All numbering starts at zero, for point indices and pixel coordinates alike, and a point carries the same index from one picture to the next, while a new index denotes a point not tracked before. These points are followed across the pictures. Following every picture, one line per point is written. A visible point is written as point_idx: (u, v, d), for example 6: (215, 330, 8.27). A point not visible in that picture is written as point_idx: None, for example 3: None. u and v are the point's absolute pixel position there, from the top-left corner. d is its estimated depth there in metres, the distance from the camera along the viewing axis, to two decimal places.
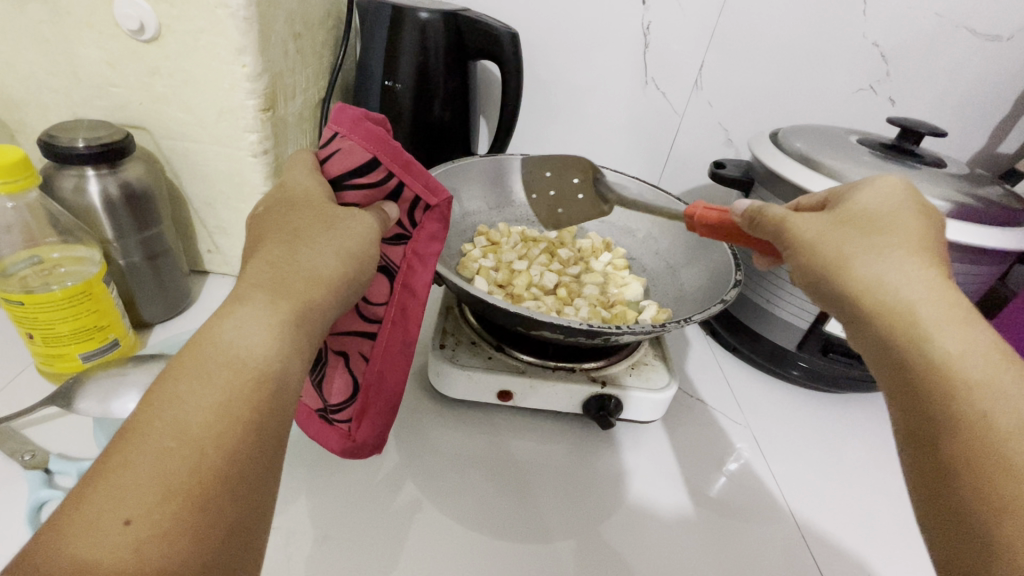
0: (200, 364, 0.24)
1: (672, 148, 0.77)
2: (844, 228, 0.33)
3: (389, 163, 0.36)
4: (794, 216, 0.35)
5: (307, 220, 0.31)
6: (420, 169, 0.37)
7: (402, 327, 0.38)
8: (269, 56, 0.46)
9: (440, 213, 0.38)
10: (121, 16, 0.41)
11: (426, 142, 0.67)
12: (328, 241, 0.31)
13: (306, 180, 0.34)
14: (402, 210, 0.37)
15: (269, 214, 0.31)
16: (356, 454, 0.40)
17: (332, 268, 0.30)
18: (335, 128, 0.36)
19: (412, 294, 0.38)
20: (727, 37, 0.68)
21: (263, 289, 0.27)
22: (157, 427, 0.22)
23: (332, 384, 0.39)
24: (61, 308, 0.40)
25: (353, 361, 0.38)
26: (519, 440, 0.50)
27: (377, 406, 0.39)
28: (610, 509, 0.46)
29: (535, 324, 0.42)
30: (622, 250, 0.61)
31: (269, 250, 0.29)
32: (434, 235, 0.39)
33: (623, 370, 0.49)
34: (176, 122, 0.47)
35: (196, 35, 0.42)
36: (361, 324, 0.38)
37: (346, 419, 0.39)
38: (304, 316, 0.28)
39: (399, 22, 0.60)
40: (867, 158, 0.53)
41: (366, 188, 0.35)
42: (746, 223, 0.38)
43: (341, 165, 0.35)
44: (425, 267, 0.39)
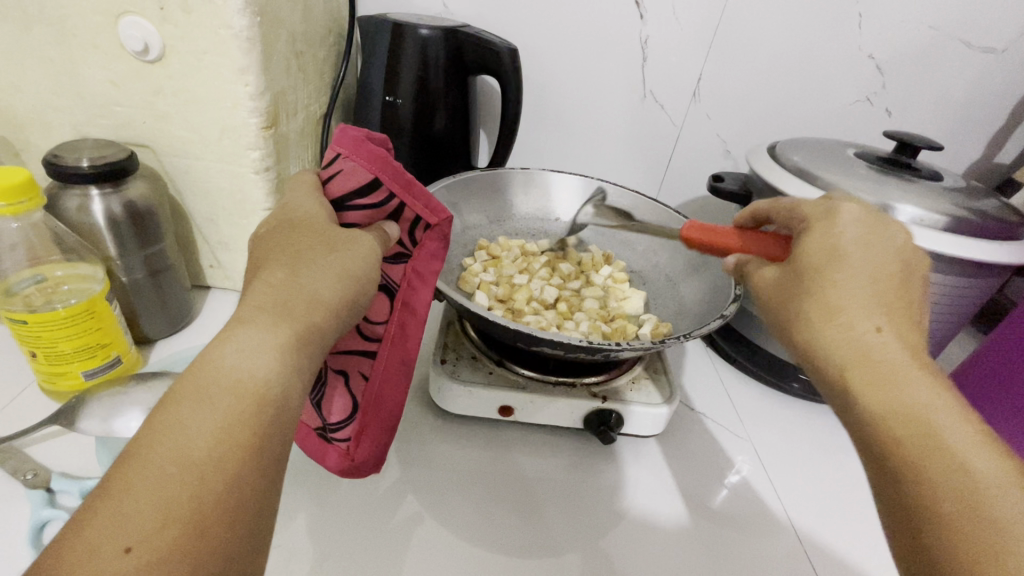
0: (201, 389, 0.25)
1: (670, 160, 0.78)
2: (790, 288, 0.34)
3: (391, 183, 0.36)
4: (760, 275, 0.37)
5: (313, 241, 0.31)
6: (421, 190, 0.38)
7: (402, 345, 0.39)
8: (272, 74, 0.46)
9: (440, 232, 0.39)
10: (125, 37, 0.42)
11: (426, 156, 0.68)
12: (329, 262, 0.31)
13: (307, 202, 0.34)
14: (403, 230, 0.38)
15: (271, 235, 0.32)
16: (354, 472, 0.40)
17: (334, 291, 0.30)
18: (337, 149, 0.37)
19: (412, 312, 0.39)
20: (725, 50, 0.69)
21: (265, 312, 0.28)
22: (158, 453, 0.23)
23: (331, 403, 0.39)
24: (64, 326, 0.40)
25: (353, 379, 0.38)
26: (520, 455, 0.50)
27: (377, 424, 0.39)
28: (611, 526, 0.45)
29: (536, 341, 0.42)
30: (622, 263, 0.61)
31: (272, 273, 0.30)
32: (435, 253, 0.39)
33: (623, 385, 0.49)
34: (179, 140, 0.48)
35: (199, 56, 0.43)
36: (361, 342, 0.38)
37: (344, 438, 0.39)
38: (305, 339, 0.28)
39: (400, 38, 0.60)
40: (864, 171, 0.53)
41: (368, 208, 0.36)
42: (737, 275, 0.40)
43: (343, 185, 0.36)
44: (425, 285, 0.39)
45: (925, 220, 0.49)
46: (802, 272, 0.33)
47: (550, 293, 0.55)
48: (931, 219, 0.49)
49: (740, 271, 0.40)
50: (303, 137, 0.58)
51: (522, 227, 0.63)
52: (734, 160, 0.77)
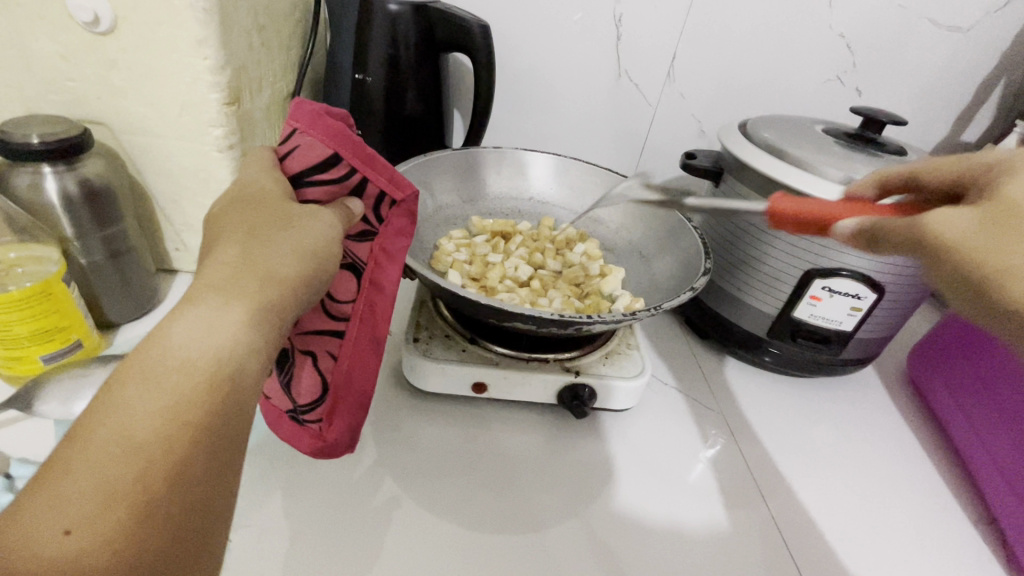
0: (146, 367, 0.24)
1: (646, 140, 0.78)
2: (1004, 231, 0.23)
3: (351, 158, 0.35)
4: (929, 216, 0.25)
5: (268, 217, 0.31)
6: (384, 164, 0.36)
7: (371, 322, 0.38)
8: (233, 48, 0.45)
9: (407, 208, 0.37)
10: (75, 8, 0.40)
11: (399, 136, 0.67)
12: (286, 239, 0.30)
13: (266, 179, 0.33)
14: (367, 206, 0.37)
15: (227, 210, 0.31)
16: (328, 453, 0.40)
17: (291, 269, 0.30)
18: (295, 124, 0.36)
19: (380, 291, 0.38)
20: (698, 28, 0.69)
21: (217, 289, 0.27)
22: (100, 433, 0.22)
23: (299, 384, 0.39)
24: (18, 309, 0.39)
25: (321, 360, 0.38)
26: (496, 432, 0.51)
27: (348, 404, 0.39)
28: (584, 501, 0.46)
29: (509, 316, 0.42)
30: (596, 240, 0.61)
31: (225, 250, 0.29)
32: (403, 230, 0.38)
33: (596, 359, 0.50)
34: (138, 116, 0.46)
35: (154, 27, 0.41)
36: (328, 321, 0.37)
37: (316, 419, 0.39)
38: (261, 317, 0.27)
39: (369, 14, 0.59)
40: (832, 148, 0.54)
41: (328, 184, 0.35)
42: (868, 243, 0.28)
43: (302, 161, 0.35)
44: (393, 263, 0.38)
45: None
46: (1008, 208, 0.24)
47: (524, 272, 0.55)
48: None
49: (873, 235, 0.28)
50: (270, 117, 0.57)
51: (495, 206, 0.63)
52: (708, 141, 0.77)
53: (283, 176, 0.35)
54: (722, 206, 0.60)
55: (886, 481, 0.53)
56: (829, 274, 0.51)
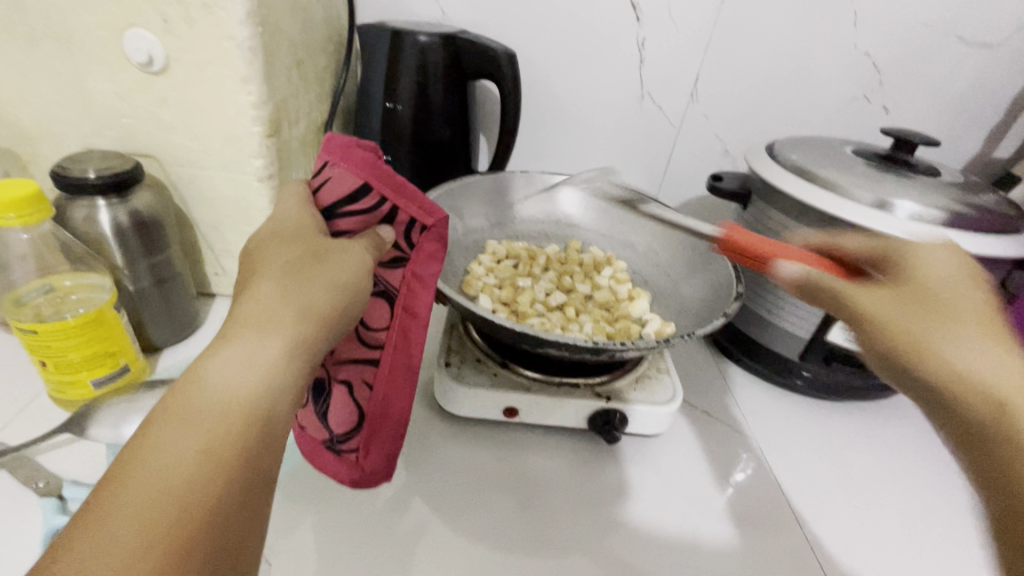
0: (187, 408, 0.25)
1: (670, 160, 0.78)
2: (915, 308, 0.30)
3: (377, 185, 0.36)
4: (858, 291, 0.32)
5: (302, 252, 0.32)
6: (413, 191, 0.37)
7: (408, 351, 0.38)
8: (274, 83, 0.47)
9: (438, 233, 0.37)
10: (130, 50, 0.43)
11: (427, 161, 0.69)
12: (318, 275, 0.31)
13: (299, 218, 0.34)
14: (399, 233, 0.37)
15: (260, 247, 0.32)
16: (365, 483, 0.40)
17: (323, 303, 0.31)
18: (326, 158, 0.37)
19: (413, 317, 0.38)
20: (721, 50, 0.70)
21: (252, 328, 0.28)
22: (143, 474, 0.23)
23: (335, 415, 0.39)
24: (72, 337, 0.41)
25: (357, 389, 0.39)
26: (527, 457, 0.51)
27: (386, 433, 0.39)
28: (614, 528, 0.45)
29: (541, 343, 0.42)
30: (624, 263, 0.61)
31: (259, 287, 0.30)
32: (434, 255, 0.38)
33: (627, 385, 0.50)
34: (184, 150, 0.48)
35: (202, 67, 0.44)
36: (364, 352, 0.38)
37: (353, 448, 0.40)
38: (294, 353, 0.29)
39: (399, 45, 0.61)
40: (862, 169, 0.53)
41: (359, 214, 0.36)
42: (800, 290, 0.35)
43: (333, 193, 0.36)
44: (426, 289, 0.38)
45: (925, 216, 0.49)
46: (919, 291, 0.31)
47: (554, 295, 0.54)
48: (930, 215, 0.49)
49: (810, 284, 0.34)
50: (304, 146, 0.59)
51: (522, 230, 0.63)
52: (733, 160, 0.77)
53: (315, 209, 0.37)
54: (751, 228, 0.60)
55: (930, 507, 0.52)
56: None
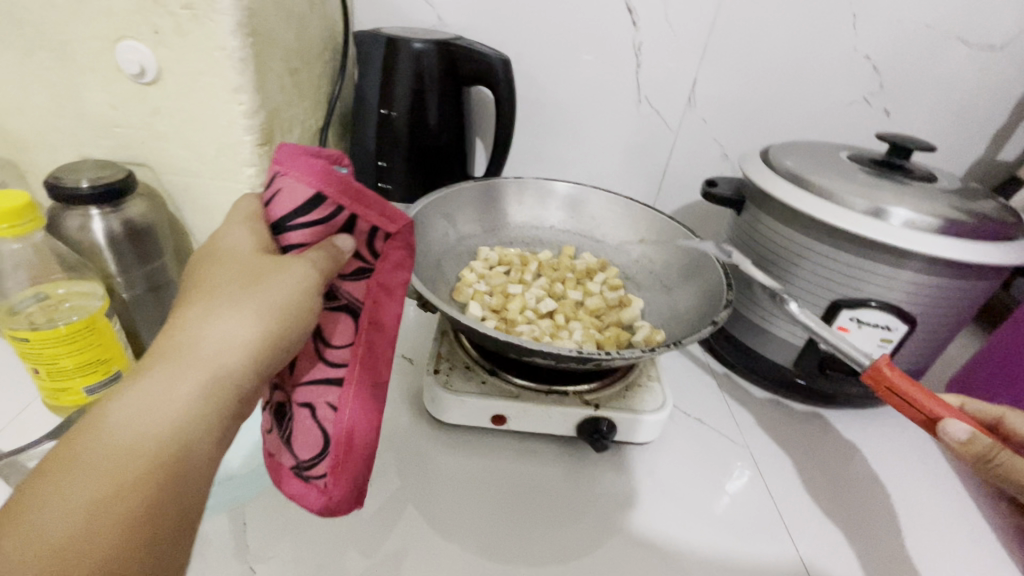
0: (84, 452, 0.25)
1: (668, 165, 0.78)
2: None
3: (335, 195, 0.34)
4: None
5: (236, 279, 0.32)
6: (372, 198, 0.35)
7: (371, 366, 0.36)
8: (266, 92, 0.48)
9: (403, 240, 0.36)
10: (123, 61, 0.44)
11: (423, 166, 0.69)
12: (248, 303, 0.31)
13: (242, 239, 0.34)
14: (361, 242, 0.36)
15: (200, 273, 0.33)
16: (335, 511, 0.37)
17: (251, 333, 0.30)
18: (277, 167, 0.35)
19: (380, 330, 0.37)
20: (719, 54, 0.69)
21: (167, 365, 0.28)
22: (29, 522, 0.23)
23: (299, 438, 0.37)
24: (65, 344, 0.41)
25: (320, 410, 0.36)
26: (517, 464, 0.51)
27: (350, 457, 0.36)
28: (603, 538, 0.45)
29: (528, 352, 0.42)
30: (616, 269, 0.61)
31: (184, 318, 0.30)
32: (400, 263, 0.37)
33: (615, 393, 0.49)
34: (177, 158, 0.49)
35: (194, 77, 0.44)
36: (324, 369, 0.36)
37: (320, 474, 0.37)
38: (212, 390, 0.29)
39: (394, 52, 0.62)
40: (857, 175, 0.53)
41: (313, 225, 0.34)
42: (980, 459, 0.35)
43: (285, 206, 0.34)
44: (392, 300, 0.37)
45: (919, 223, 0.48)
46: None
47: (544, 302, 0.54)
48: (923, 222, 0.48)
49: (987, 458, 0.34)
50: None
51: (515, 236, 0.63)
52: (731, 164, 0.77)
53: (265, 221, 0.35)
54: (745, 234, 0.60)
55: (924, 518, 0.51)
56: (855, 304, 0.52)
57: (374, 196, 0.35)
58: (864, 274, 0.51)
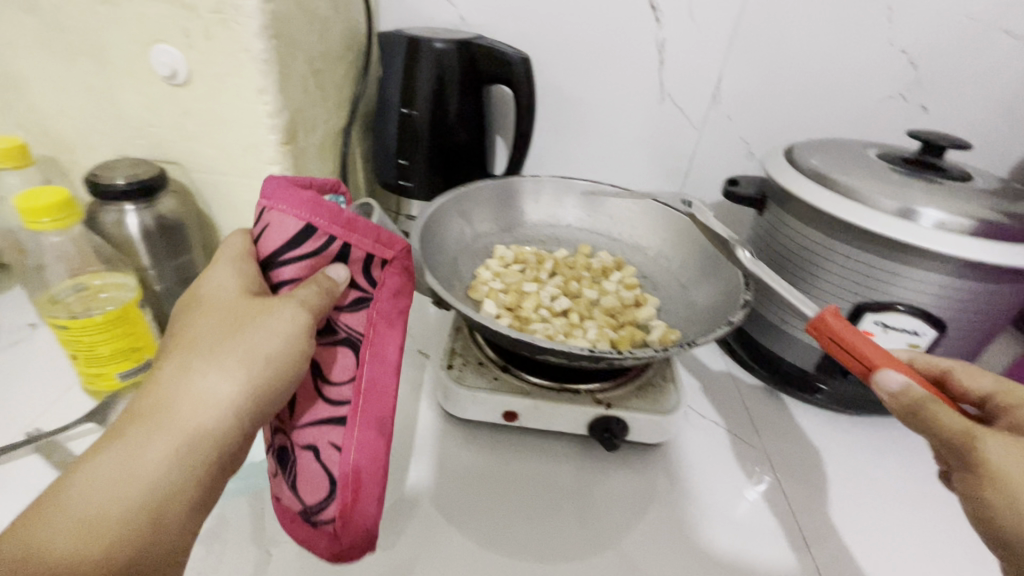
0: (53, 516, 0.27)
1: (691, 163, 0.76)
2: None
3: (325, 227, 0.35)
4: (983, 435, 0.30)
5: (215, 330, 0.33)
6: (364, 225, 0.35)
7: (374, 402, 0.35)
8: (290, 93, 0.49)
9: (400, 265, 0.36)
10: (156, 64, 0.46)
11: (443, 165, 0.70)
12: (224, 361, 0.32)
13: (228, 283, 0.35)
14: (356, 270, 0.36)
15: (188, 320, 0.34)
16: (346, 557, 0.36)
17: (226, 392, 0.32)
18: (264, 202, 0.36)
19: (382, 362, 0.36)
20: (745, 49, 0.68)
21: (141, 427, 0.30)
22: None
23: (306, 481, 0.36)
24: (99, 333, 0.44)
25: (325, 451, 0.35)
26: (528, 462, 0.51)
27: (360, 500, 0.35)
28: (612, 542, 0.44)
29: (539, 350, 0.42)
30: (634, 268, 0.60)
31: (163, 377, 0.32)
32: (399, 290, 0.37)
33: (628, 393, 0.49)
34: (205, 157, 0.51)
35: (222, 78, 0.46)
36: (328, 409, 0.35)
37: (329, 520, 0.35)
38: (182, 452, 0.30)
39: (415, 53, 0.63)
40: (887, 175, 0.51)
41: (303, 258, 0.35)
42: (903, 409, 0.33)
43: (275, 241, 0.36)
44: (392, 328, 0.36)
45: (951, 225, 0.46)
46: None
47: (559, 301, 0.54)
48: (955, 224, 0.46)
49: (910, 410, 0.32)
50: (322, 151, 0.61)
51: (533, 235, 0.63)
52: (757, 162, 0.75)
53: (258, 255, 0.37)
54: (767, 234, 0.58)
55: (952, 531, 0.49)
56: (881, 308, 0.50)
57: (366, 224, 0.35)
58: (890, 277, 0.49)
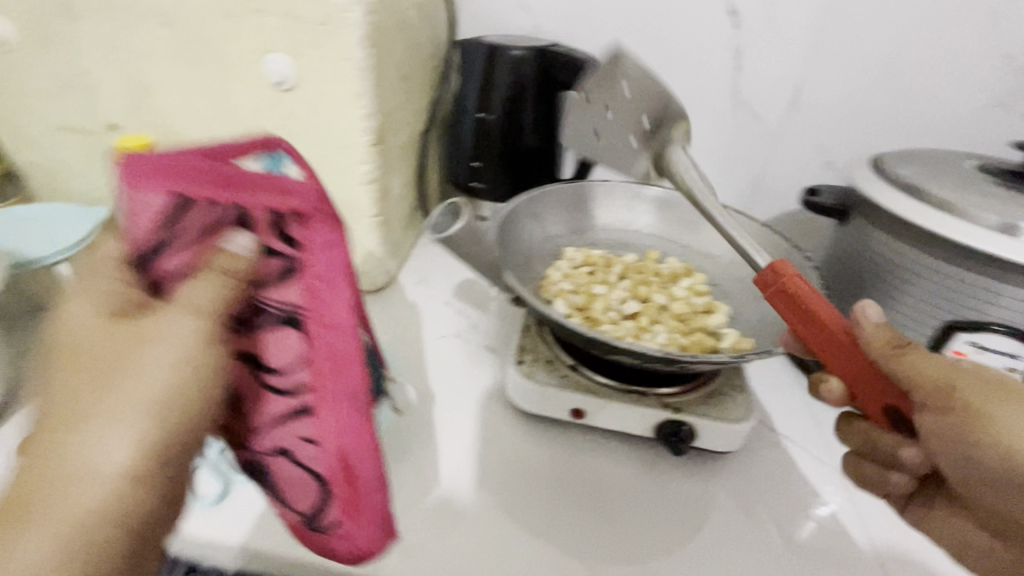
0: None
1: (764, 171, 0.75)
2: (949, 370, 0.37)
3: (204, 193, 0.29)
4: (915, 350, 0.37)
5: (86, 372, 0.27)
6: (262, 180, 0.30)
7: (337, 383, 0.31)
8: (382, 98, 0.53)
9: (325, 214, 0.31)
10: (268, 71, 0.50)
11: (514, 168, 0.72)
12: (105, 418, 0.26)
13: (83, 312, 0.28)
14: (268, 233, 0.30)
15: (53, 369, 0.27)
16: (367, 551, 0.34)
17: (116, 459, 0.26)
18: (125, 181, 0.29)
19: (337, 336, 0.31)
20: (827, 56, 0.66)
21: (26, 511, 0.25)
22: None
23: (297, 490, 0.33)
24: None
25: (298, 450, 0.32)
26: (590, 461, 0.51)
27: (358, 487, 0.32)
28: (676, 545, 0.45)
29: (614, 349, 0.43)
30: (703, 275, 0.60)
31: (36, 444, 0.26)
32: (331, 242, 0.31)
33: (697, 399, 0.49)
34: (303, 156, 0.55)
35: (324, 84, 0.50)
36: (281, 402, 0.32)
37: (334, 520, 0.33)
38: (78, 533, 0.25)
39: (494, 60, 0.65)
40: (987, 188, 0.48)
41: (193, 241, 0.29)
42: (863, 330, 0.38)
43: (146, 227, 0.28)
44: (335, 292, 0.31)
45: None
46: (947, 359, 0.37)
47: (629, 304, 0.55)
48: None
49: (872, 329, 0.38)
50: (404, 152, 0.64)
51: (601, 238, 0.64)
52: (836, 172, 0.72)
53: (125, 250, 0.29)
54: (847, 246, 0.57)
55: None
56: (976, 329, 0.48)
57: (264, 180, 0.30)
58: (988, 296, 0.47)
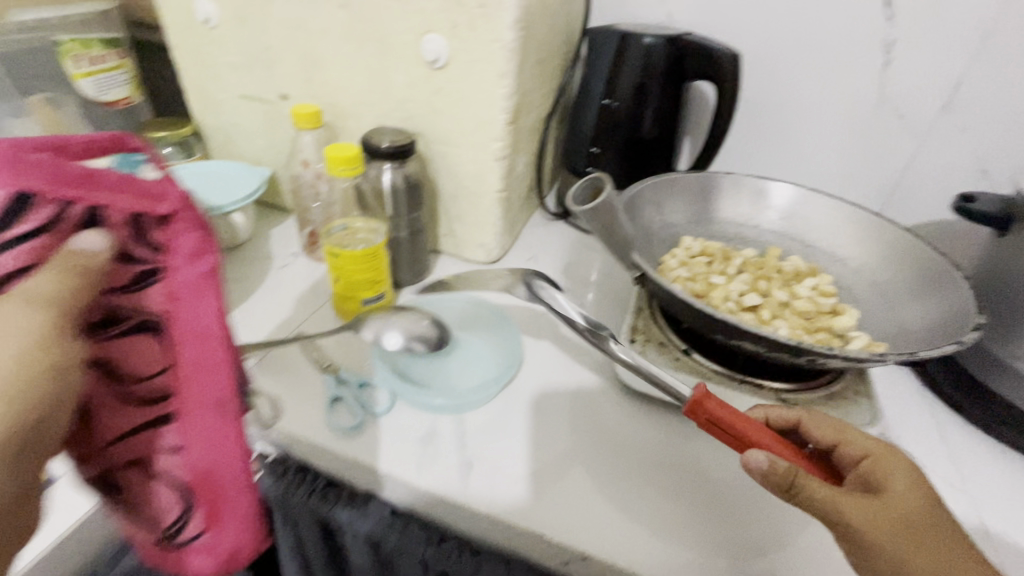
0: None
1: (903, 174, 0.70)
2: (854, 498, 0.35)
3: (48, 189, 0.28)
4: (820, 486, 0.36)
5: None
6: (120, 179, 0.31)
7: (209, 383, 0.35)
8: (522, 79, 0.56)
9: (185, 217, 0.34)
10: (425, 51, 0.55)
11: (633, 156, 0.73)
12: None
13: None
14: (126, 235, 0.31)
15: None
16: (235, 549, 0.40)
17: None
18: None
19: (207, 339, 0.34)
20: (998, 52, 0.59)
21: None
22: None
23: (153, 504, 0.38)
24: (355, 263, 0.54)
25: (162, 457, 0.36)
26: (692, 444, 0.51)
27: (221, 490, 0.37)
28: (787, 540, 0.44)
29: (737, 333, 0.43)
30: (830, 276, 0.57)
31: None
32: (200, 248, 0.34)
33: (817, 398, 0.48)
34: (444, 130, 0.60)
35: (473, 64, 0.54)
36: (144, 411, 0.34)
37: (191, 524, 0.39)
38: None
39: (625, 47, 0.66)
40: None
41: (27, 237, 0.27)
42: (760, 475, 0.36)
43: None
44: (200, 298, 0.34)
45: None
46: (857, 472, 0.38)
47: (748, 296, 0.54)
48: None
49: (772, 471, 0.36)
50: (530, 133, 0.68)
51: (720, 230, 0.63)
52: (993, 181, 0.65)
53: None
54: (1009, 259, 0.51)
55: None
56: None
57: (111, 177, 0.31)
58: None
